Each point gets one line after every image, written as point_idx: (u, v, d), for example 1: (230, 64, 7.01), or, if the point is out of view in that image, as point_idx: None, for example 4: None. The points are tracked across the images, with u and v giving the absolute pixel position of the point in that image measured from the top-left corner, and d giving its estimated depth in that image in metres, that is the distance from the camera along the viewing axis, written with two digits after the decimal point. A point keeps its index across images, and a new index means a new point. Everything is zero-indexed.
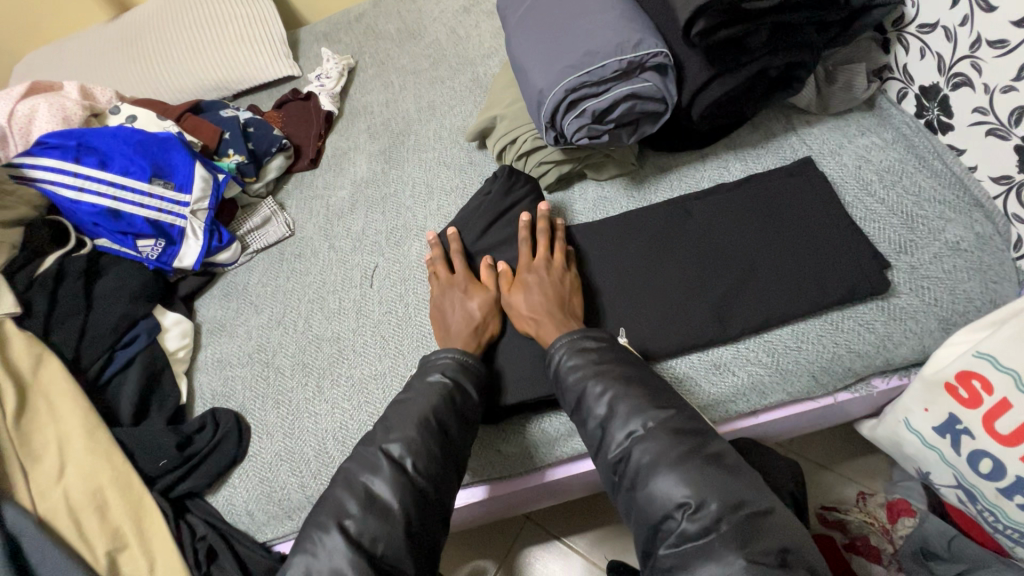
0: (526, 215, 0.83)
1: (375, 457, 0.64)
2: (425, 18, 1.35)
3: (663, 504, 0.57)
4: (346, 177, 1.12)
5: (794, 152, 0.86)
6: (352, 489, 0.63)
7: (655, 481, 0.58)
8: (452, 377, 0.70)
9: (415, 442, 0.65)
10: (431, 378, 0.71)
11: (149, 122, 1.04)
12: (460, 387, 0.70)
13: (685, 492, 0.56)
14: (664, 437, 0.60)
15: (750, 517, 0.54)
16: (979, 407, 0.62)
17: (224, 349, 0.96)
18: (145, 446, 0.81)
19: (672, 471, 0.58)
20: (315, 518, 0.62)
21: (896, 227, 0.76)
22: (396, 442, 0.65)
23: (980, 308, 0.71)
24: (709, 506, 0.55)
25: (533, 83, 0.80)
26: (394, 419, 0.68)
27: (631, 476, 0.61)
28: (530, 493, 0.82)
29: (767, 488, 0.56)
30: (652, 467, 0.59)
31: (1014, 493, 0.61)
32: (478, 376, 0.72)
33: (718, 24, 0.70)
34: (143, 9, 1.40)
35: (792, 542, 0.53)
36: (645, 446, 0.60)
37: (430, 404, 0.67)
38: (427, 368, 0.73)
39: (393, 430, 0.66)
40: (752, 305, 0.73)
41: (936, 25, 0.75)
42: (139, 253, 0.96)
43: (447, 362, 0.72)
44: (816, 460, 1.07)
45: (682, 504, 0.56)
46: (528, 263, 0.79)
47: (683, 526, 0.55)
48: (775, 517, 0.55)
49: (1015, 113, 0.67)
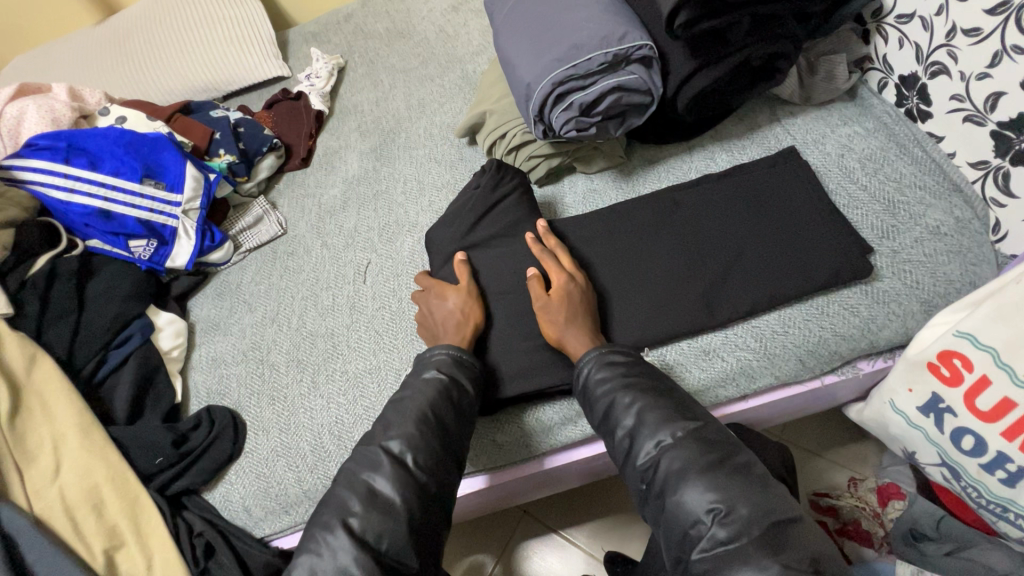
0: (530, 235, 0.82)
1: (375, 454, 0.65)
2: (413, 17, 1.36)
3: (692, 510, 0.56)
4: (337, 176, 1.12)
5: (778, 142, 0.88)
6: (355, 487, 0.63)
7: (684, 488, 0.57)
8: (447, 372, 0.71)
9: (413, 438, 0.66)
10: (427, 375, 0.71)
11: (138, 123, 1.04)
12: (456, 383, 0.71)
13: (714, 497, 0.56)
14: (694, 446, 0.60)
15: (781, 525, 0.54)
16: (960, 385, 0.64)
17: (219, 347, 0.96)
18: (140, 444, 0.81)
19: (701, 478, 0.57)
20: (319, 517, 0.62)
21: (879, 213, 0.78)
22: (396, 439, 0.66)
23: (960, 289, 0.73)
24: (740, 510, 0.55)
25: (521, 77, 0.82)
26: (392, 416, 0.68)
27: (660, 482, 0.60)
28: (532, 480, 0.82)
29: (792, 496, 0.57)
30: (681, 475, 0.58)
31: (996, 468, 0.63)
32: (472, 369, 0.73)
33: (700, 16, 0.71)
34: (129, 12, 1.40)
35: (822, 550, 0.53)
36: (675, 454, 0.60)
37: (427, 400, 0.68)
38: (423, 364, 0.73)
39: (391, 427, 0.67)
40: (739, 292, 0.75)
41: (913, 15, 0.76)
42: (132, 253, 0.96)
43: (442, 358, 0.72)
44: (808, 447, 1.09)
45: (712, 509, 0.56)
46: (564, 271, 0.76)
47: (713, 531, 0.55)
48: (802, 525, 0.55)
49: (991, 99, 0.69)
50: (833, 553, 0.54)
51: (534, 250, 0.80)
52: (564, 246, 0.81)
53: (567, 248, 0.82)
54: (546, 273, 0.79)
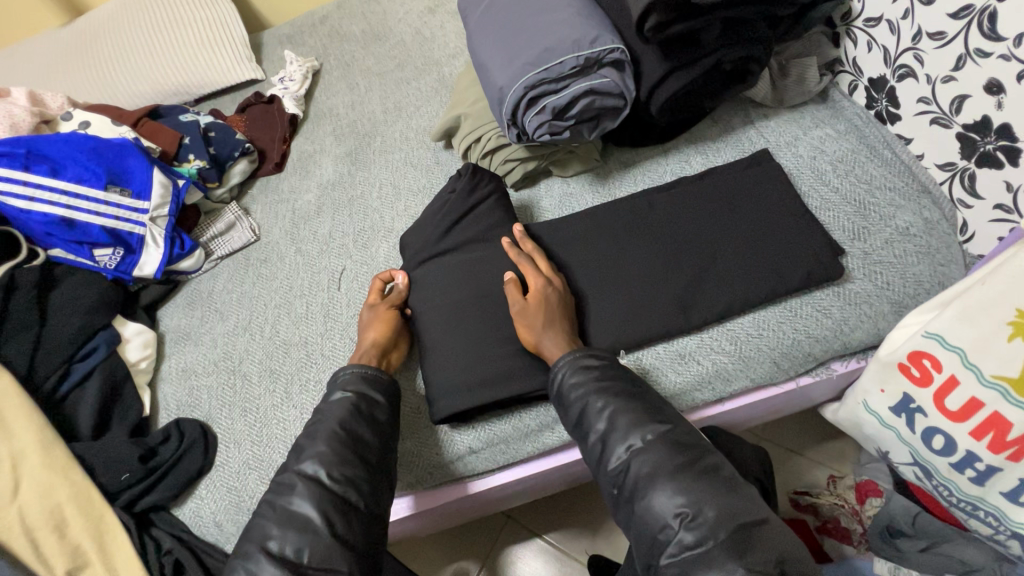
0: (506, 238, 0.81)
1: (290, 479, 0.64)
2: (389, 19, 1.34)
3: (660, 514, 0.56)
4: (312, 180, 1.10)
5: (752, 144, 0.88)
6: (273, 513, 0.62)
7: (653, 492, 0.57)
8: (353, 390, 0.71)
9: (326, 455, 0.65)
10: (334, 397, 0.71)
11: (103, 128, 1.02)
12: (367, 397, 0.71)
13: (681, 501, 0.56)
14: (663, 449, 0.59)
15: (748, 527, 0.54)
16: (930, 386, 0.64)
17: (189, 358, 0.94)
18: (105, 460, 0.78)
19: (669, 482, 0.57)
20: (258, 547, 0.60)
21: (850, 215, 0.78)
22: (309, 460, 0.65)
23: (929, 290, 0.73)
24: (706, 514, 0.54)
25: (494, 80, 0.81)
26: (304, 440, 0.68)
27: (630, 487, 0.60)
28: (465, 502, 0.81)
29: (760, 498, 0.56)
30: (650, 479, 0.58)
31: (965, 466, 0.64)
32: (380, 382, 0.73)
33: (670, 20, 0.71)
34: (94, 13, 1.36)
35: (788, 552, 0.53)
36: (644, 458, 0.60)
37: (338, 418, 0.68)
38: (330, 387, 0.73)
39: (348, 451, 0.66)
40: (714, 295, 0.75)
41: (880, 18, 0.77)
42: (96, 263, 0.93)
43: (347, 377, 0.72)
44: (788, 446, 1.09)
45: (679, 513, 0.55)
46: (540, 276, 0.76)
47: (681, 536, 0.55)
48: (769, 527, 0.54)
49: (956, 102, 0.70)
50: (801, 554, 0.53)
51: (510, 254, 0.80)
52: (541, 250, 0.81)
53: (544, 252, 0.81)
54: (523, 277, 0.79)
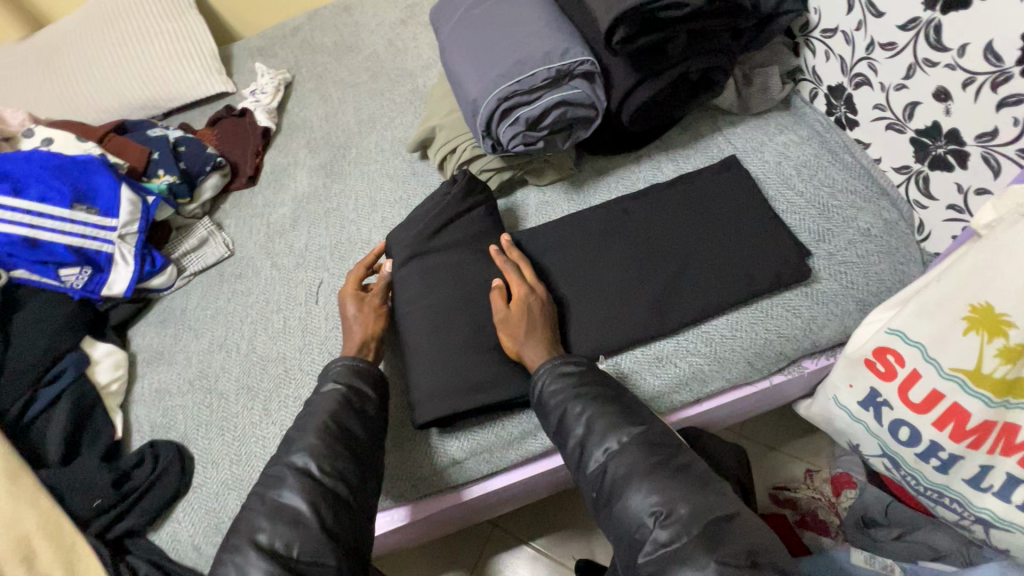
0: (494, 246, 0.82)
1: (279, 472, 0.65)
2: (361, 31, 1.34)
3: (636, 513, 0.57)
4: (286, 194, 1.09)
5: (720, 151, 0.91)
6: (246, 531, 0.61)
7: (629, 492, 0.58)
8: (344, 381, 0.72)
9: (317, 448, 0.66)
10: (326, 388, 0.72)
11: (67, 144, 0.99)
12: (357, 391, 0.72)
13: (655, 500, 0.57)
14: (638, 450, 0.61)
15: (720, 522, 0.55)
16: (894, 379, 0.67)
17: (163, 378, 0.91)
18: (76, 487, 0.76)
19: (644, 481, 0.58)
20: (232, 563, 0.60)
21: (815, 218, 0.81)
22: (299, 454, 0.66)
23: (891, 288, 0.77)
24: (679, 511, 0.56)
25: (467, 92, 0.82)
26: (294, 434, 0.68)
27: (608, 488, 0.61)
28: (456, 510, 0.81)
29: (732, 493, 0.57)
30: (626, 480, 0.59)
31: (930, 456, 0.66)
32: (371, 377, 0.74)
33: (636, 32, 0.74)
34: (56, 25, 1.32)
35: (760, 544, 0.54)
36: (620, 459, 0.61)
37: (328, 412, 0.69)
38: (322, 378, 0.74)
39: (294, 444, 0.67)
40: (688, 298, 0.77)
41: (836, 30, 0.81)
42: (62, 283, 0.90)
43: (340, 370, 0.74)
44: (765, 442, 1.12)
45: (654, 511, 0.57)
46: (524, 285, 0.76)
47: (655, 534, 0.56)
48: (742, 520, 0.55)
49: (908, 108, 0.74)
50: (772, 546, 0.54)
51: (497, 261, 0.80)
52: (527, 259, 0.82)
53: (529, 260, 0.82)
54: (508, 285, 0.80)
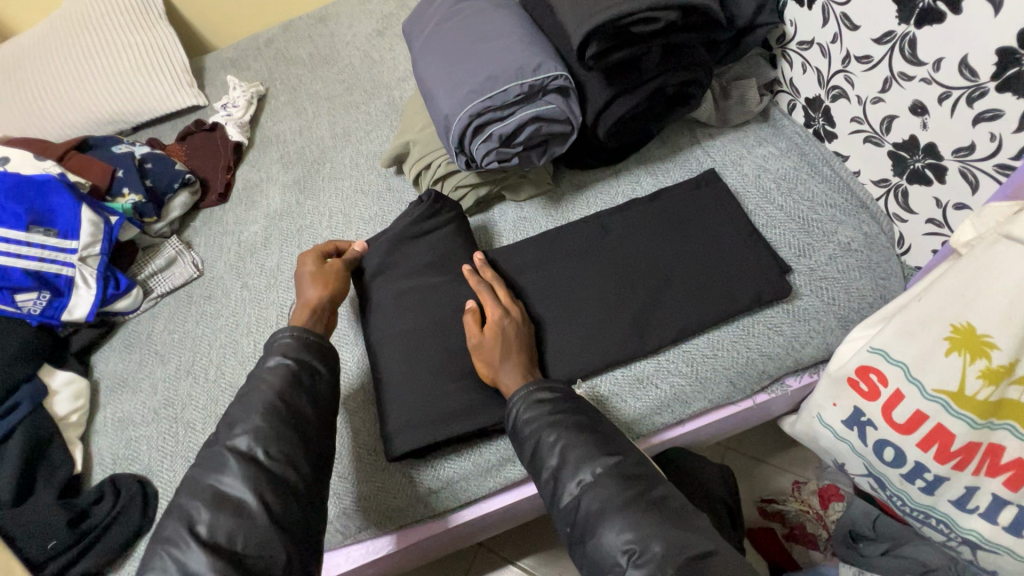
0: (467, 265, 0.80)
1: (219, 456, 0.60)
2: (337, 42, 1.32)
3: (610, 551, 0.55)
4: (258, 211, 1.06)
5: (699, 164, 0.90)
6: None
7: (602, 529, 0.56)
8: (293, 356, 0.69)
9: (262, 430, 0.62)
10: (273, 362, 0.68)
11: (24, 163, 0.95)
12: (306, 365, 0.69)
13: (629, 537, 0.55)
14: (613, 483, 0.58)
15: (697, 561, 0.52)
16: (878, 400, 0.65)
17: (126, 407, 0.88)
18: (28, 529, 0.72)
19: (618, 516, 0.56)
20: None
21: (795, 232, 0.80)
22: (243, 436, 0.62)
23: (873, 303, 0.75)
24: (653, 548, 0.53)
25: (439, 108, 0.80)
26: (237, 413, 0.64)
27: (581, 524, 0.58)
28: (438, 539, 0.78)
29: (709, 529, 0.55)
30: (599, 515, 0.57)
31: (915, 477, 0.65)
32: (321, 350, 0.71)
33: (610, 47, 0.73)
34: (17, 40, 1.27)
35: None
36: (594, 493, 0.58)
37: (275, 389, 0.65)
38: (267, 352, 0.70)
39: (237, 424, 0.63)
40: (668, 318, 0.75)
41: (812, 42, 0.80)
42: (19, 308, 0.86)
43: (287, 342, 0.70)
44: (753, 454, 1.09)
45: (628, 549, 0.54)
46: (501, 309, 0.74)
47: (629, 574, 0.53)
48: (721, 558, 0.53)
49: (886, 122, 0.73)
50: None
51: (471, 282, 0.78)
52: (501, 278, 0.80)
53: (504, 280, 0.80)
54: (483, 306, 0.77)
